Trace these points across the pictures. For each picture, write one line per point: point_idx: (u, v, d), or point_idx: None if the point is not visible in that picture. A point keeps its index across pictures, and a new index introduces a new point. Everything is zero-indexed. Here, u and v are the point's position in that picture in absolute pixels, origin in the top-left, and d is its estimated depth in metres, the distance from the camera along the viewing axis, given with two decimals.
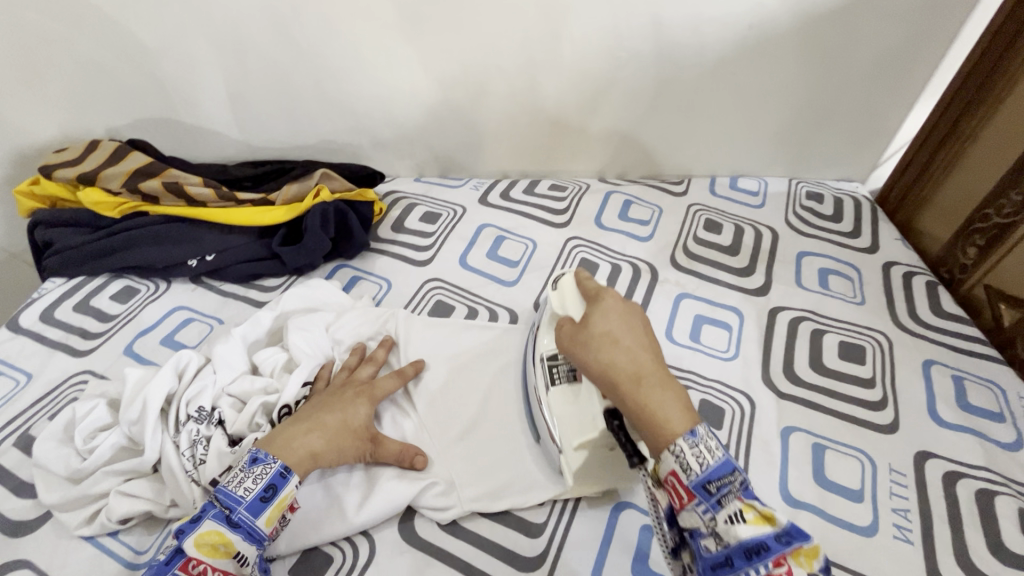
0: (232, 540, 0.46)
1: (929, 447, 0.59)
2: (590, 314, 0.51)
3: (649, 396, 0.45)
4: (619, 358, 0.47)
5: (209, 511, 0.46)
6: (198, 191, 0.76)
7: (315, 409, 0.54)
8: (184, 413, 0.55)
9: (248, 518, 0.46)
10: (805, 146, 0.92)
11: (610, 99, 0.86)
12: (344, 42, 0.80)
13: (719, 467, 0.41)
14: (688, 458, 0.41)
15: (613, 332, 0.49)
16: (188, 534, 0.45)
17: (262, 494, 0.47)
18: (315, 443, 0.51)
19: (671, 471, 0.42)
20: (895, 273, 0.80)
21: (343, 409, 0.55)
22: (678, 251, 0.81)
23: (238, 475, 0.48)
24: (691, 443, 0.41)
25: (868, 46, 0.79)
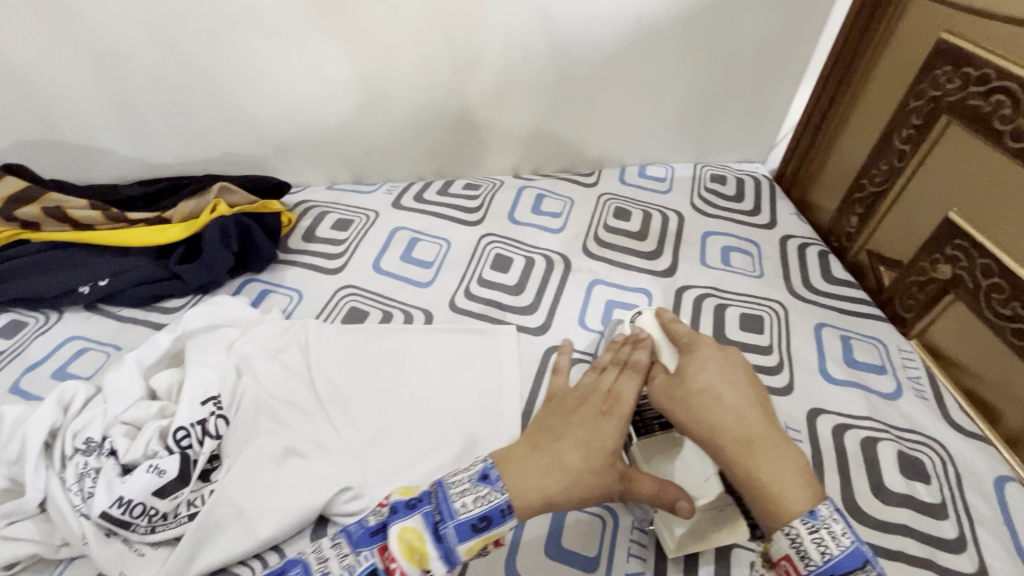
0: (429, 554, 0.41)
1: (820, 403, 0.63)
2: (683, 371, 0.48)
3: (763, 461, 0.41)
4: (716, 415, 0.44)
5: (424, 506, 0.43)
6: (82, 214, 0.73)
7: (549, 431, 0.47)
8: (69, 446, 0.52)
9: (451, 538, 0.41)
10: (705, 131, 0.97)
11: (513, 95, 0.88)
12: (234, 51, 0.78)
13: (846, 559, 0.37)
14: (807, 544, 0.37)
15: (712, 385, 0.45)
16: (399, 519, 0.42)
17: (474, 520, 0.41)
18: (553, 485, 0.43)
19: (784, 555, 0.38)
20: (790, 246, 0.85)
21: (599, 424, 0.47)
22: (589, 240, 0.84)
23: (466, 485, 0.43)
24: (811, 526, 0.38)
25: (747, 33, 0.84)
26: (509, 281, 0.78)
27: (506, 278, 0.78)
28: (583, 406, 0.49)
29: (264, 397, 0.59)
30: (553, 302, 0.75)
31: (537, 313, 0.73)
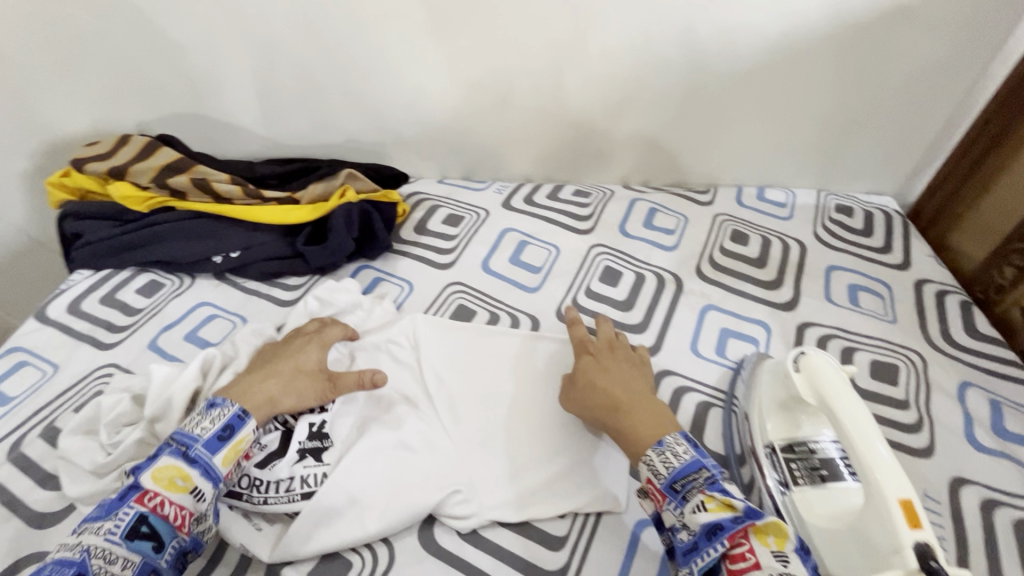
0: (190, 476, 0.46)
1: (964, 473, 0.58)
2: (584, 366, 0.57)
3: (638, 415, 0.50)
4: (602, 383, 0.54)
5: (165, 450, 0.47)
6: (225, 188, 0.77)
7: (278, 361, 0.56)
8: None
9: (204, 455, 0.47)
10: (836, 158, 0.90)
11: (637, 105, 0.85)
12: (373, 42, 0.80)
13: (685, 467, 0.45)
14: (657, 464, 0.46)
15: (606, 365, 0.57)
16: (144, 470, 0.45)
17: (218, 434, 0.49)
18: (586, 411, 0.54)
19: (647, 481, 0.46)
20: (927, 291, 0.78)
21: (297, 355, 0.58)
22: (703, 262, 0.80)
23: (194, 418, 0.49)
24: (658, 453, 0.46)
25: (906, 58, 0.77)
26: (619, 296, 0.75)
27: (616, 292, 0.76)
28: (295, 343, 0.60)
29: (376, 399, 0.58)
30: (664, 322, 0.72)
31: (647, 333, 0.71)
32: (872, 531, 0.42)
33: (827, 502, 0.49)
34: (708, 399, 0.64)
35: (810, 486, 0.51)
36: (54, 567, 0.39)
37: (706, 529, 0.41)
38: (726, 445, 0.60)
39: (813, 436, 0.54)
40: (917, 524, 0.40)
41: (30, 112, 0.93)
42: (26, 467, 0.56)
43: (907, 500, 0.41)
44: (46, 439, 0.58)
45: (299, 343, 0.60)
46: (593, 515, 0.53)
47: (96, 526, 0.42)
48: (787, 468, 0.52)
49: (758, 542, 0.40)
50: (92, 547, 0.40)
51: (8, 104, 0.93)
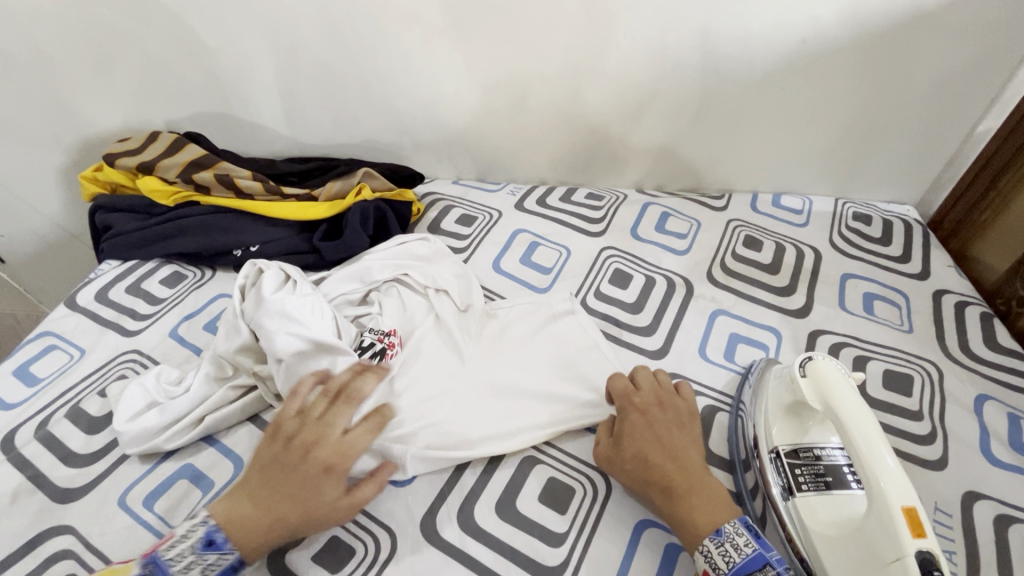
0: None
1: (979, 487, 0.56)
2: (633, 430, 0.55)
3: (693, 496, 0.50)
4: (656, 458, 0.52)
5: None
6: (247, 184, 0.79)
7: (281, 497, 0.49)
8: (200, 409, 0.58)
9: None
10: (855, 166, 0.89)
11: (653, 108, 0.85)
12: (393, 44, 0.82)
13: (748, 562, 0.45)
14: (716, 557, 0.46)
15: (658, 434, 0.54)
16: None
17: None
18: (631, 480, 0.53)
19: (704, 571, 0.47)
20: (946, 302, 0.76)
21: (315, 491, 0.49)
22: (715, 267, 0.80)
23: (188, 558, 0.47)
24: (718, 543, 0.47)
25: (929, 67, 0.76)
26: (628, 298, 0.75)
27: (625, 294, 0.76)
28: (315, 436, 0.52)
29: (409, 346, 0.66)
30: (673, 325, 0.72)
31: (655, 336, 0.71)
32: (875, 538, 0.42)
33: (832, 509, 0.48)
34: (713, 403, 0.63)
35: (814, 492, 0.50)
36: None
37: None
38: (726, 448, 0.59)
39: (819, 443, 0.53)
40: (920, 532, 0.40)
41: (68, 108, 0.98)
42: (50, 445, 0.59)
43: (911, 509, 0.41)
44: (70, 419, 0.61)
45: (333, 440, 0.52)
46: (595, 510, 0.54)
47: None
48: (791, 474, 0.51)
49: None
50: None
51: (47, 102, 0.97)
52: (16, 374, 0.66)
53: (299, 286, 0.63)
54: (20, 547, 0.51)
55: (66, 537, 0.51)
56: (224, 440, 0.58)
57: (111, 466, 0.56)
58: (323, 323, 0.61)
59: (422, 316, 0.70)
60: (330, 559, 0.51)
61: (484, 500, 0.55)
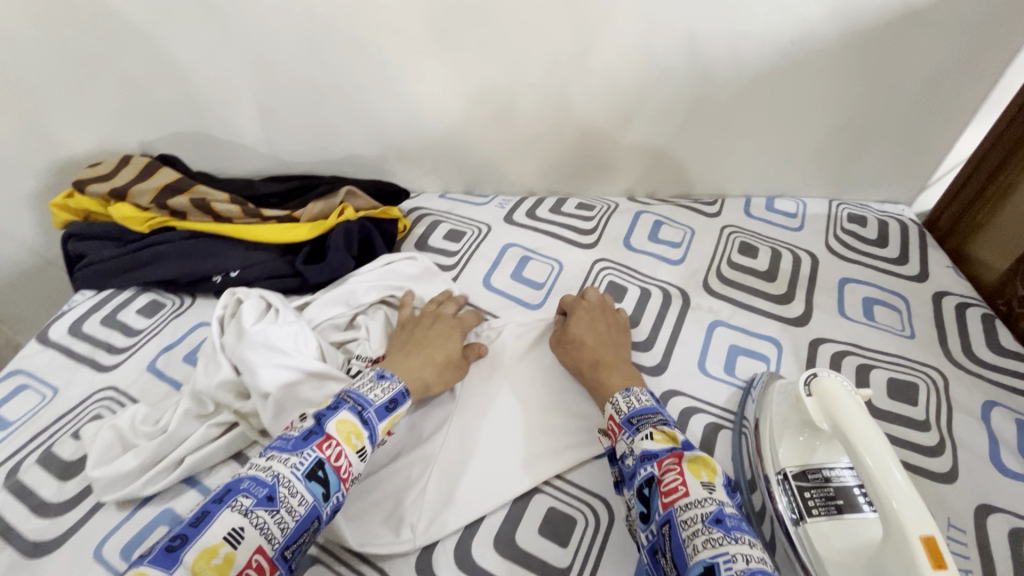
0: (362, 436, 0.50)
1: (991, 500, 0.54)
2: (577, 320, 0.65)
3: (614, 371, 0.60)
4: (591, 340, 0.63)
5: (344, 405, 0.51)
6: (224, 208, 0.77)
7: (417, 341, 0.62)
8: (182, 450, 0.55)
9: (374, 419, 0.51)
10: (848, 167, 0.88)
11: (641, 114, 0.83)
12: (372, 57, 0.79)
13: (643, 408, 0.53)
14: (620, 403, 0.54)
15: (597, 325, 0.65)
16: (329, 419, 0.49)
17: (387, 405, 0.53)
18: (566, 359, 0.63)
19: (610, 416, 0.54)
20: (947, 305, 0.74)
21: (443, 338, 0.64)
22: (711, 276, 0.78)
23: (370, 384, 0.54)
24: (625, 396, 0.55)
25: (919, 64, 0.75)
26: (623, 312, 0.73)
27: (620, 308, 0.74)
28: (441, 321, 0.66)
29: None
30: (670, 339, 0.70)
31: (653, 351, 0.69)
32: (890, 566, 0.40)
33: (845, 534, 0.46)
34: (716, 421, 0.61)
35: (825, 517, 0.48)
36: (252, 483, 0.43)
37: (649, 452, 0.48)
38: (733, 471, 0.57)
39: (828, 463, 0.51)
40: (940, 563, 0.37)
41: (37, 132, 0.94)
42: (22, 493, 0.56)
43: (930, 538, 0.38)
44: (42, 464, 0.58)
45: (442, 333, 0.64)
46: (597, 543, 0.51)
47: (281, 456, 0.46)
48: (800, 497, 0.49)
49: (690, 472, 0.46)
50: (281, 476, 0.44)
51: (16, 125, 0.94)
52: None
53: (281, 313, 0.61)
54: None
55: None
56: (205, 482, 0.55)
57: (87, 514, 0.53)
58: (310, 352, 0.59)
59: None
60: None
61: (481, 535, 0.53)
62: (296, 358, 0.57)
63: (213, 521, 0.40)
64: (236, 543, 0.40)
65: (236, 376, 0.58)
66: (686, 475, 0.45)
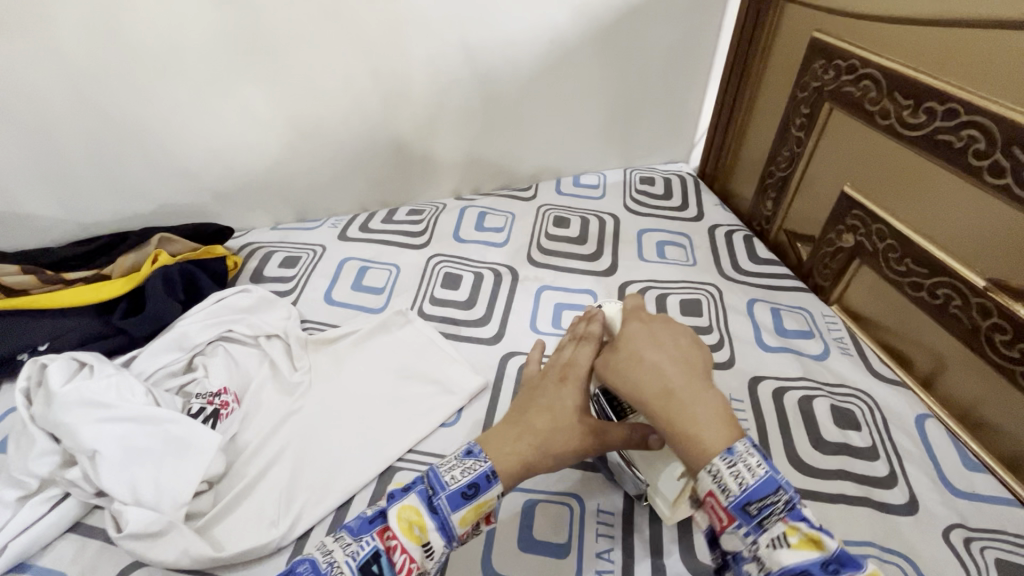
0: (428, 526, 0.43)
1: (759, 371, 0.68)
2: (632, 335, 0.47)
3: (670, 413, 0.41)
4: (653, 361, 0.44)
5: (416, 485, 0.45)
6: (14, 280, 0.72)
7: (520, 416, 0.49)
8: (3, 538, 0.51)
9: (445, 508, 0.43)
10: (629, 138, 1.04)
11: (445, 121, 0.92)
12: (161, 102, 0.79)
13: (761, 485, 0.37)
14: (726, 478, 0.37)
15: (659, 335, 0.47)
16: (395, 502, 0.44)
17: (464, 490, 0.44)
18: (624, 386, 0.45)
19: (710, 493, 0.38)
20: (718, 234, 0.91)
21: (552, 405, 0.49)
22: (533, 250, 0.88)
23: (452, 462, 0.45)
24: (730, 462, 0.38)
25: (653, 46, 0.91)
26: (460, 297, 0.80)
27: (457, 294, 0.81)
28: (551, 375, 0.52)
29: (251, 404, 0.65)
30: (505, 310, 0.78)
31: (490, 324, 0.76)
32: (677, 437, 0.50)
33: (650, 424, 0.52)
34: None
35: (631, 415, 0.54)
36: (309, 568, 0.40)
37: (793, 569, 0.35)
38: None
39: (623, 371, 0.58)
40: None
41: None
42: None
43: None
44: None
45: (552, 388, 0.51)
46: None
47: (346, 540, 0.42)
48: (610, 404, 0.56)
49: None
50: (336, 564, 0.41)
51: None
52: None
53: (98, 367, 0.59)
54: None
55: None
56: (38, 563, 0.51)
57: None
58: (138, 398, 0.58)
59: (255, 365, 0.70)
60: None
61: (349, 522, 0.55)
62: (120, 409, 0.55)
63: None
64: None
65: (60, 444, 0.55)
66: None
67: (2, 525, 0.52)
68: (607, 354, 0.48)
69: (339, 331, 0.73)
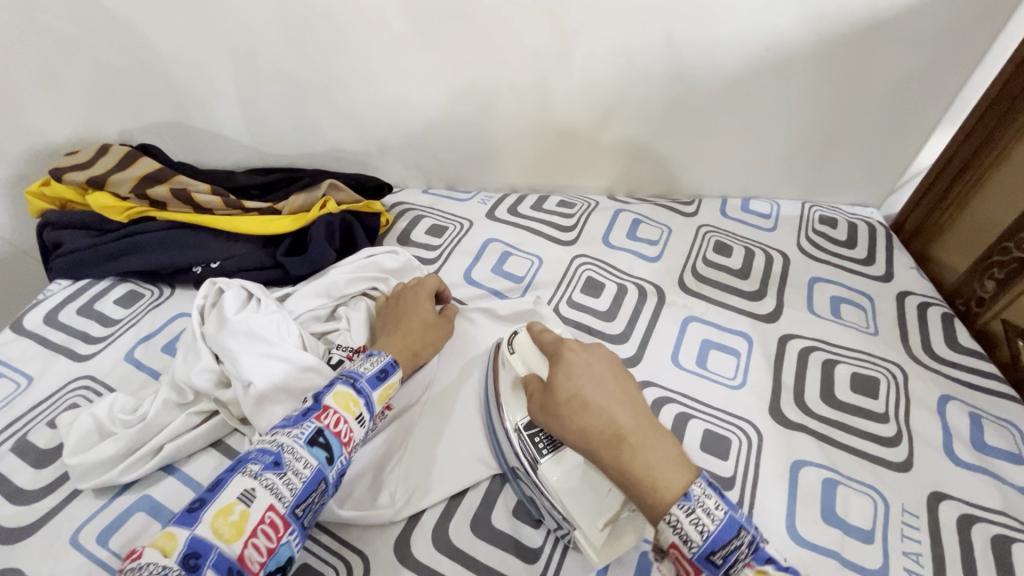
0: (358, 402, 0.52)
1: (944, 487, 0.57)
2: (563, 379, 0.50)
3: (623, 469, 0.44)
4: (596, 403, 0.48)
5: (338, 380, 0.53)
6: (205, 199, 0.76)
7: (401, 323, 0.65)
8: (161, 441, 0.55)
9: (367, 389, 0.53)
10: (819, 171, 0.91)
11: (621, 116, 0.85)
12: (354, 53, 0.80)
13: (721, 531, 0.40)
14: (687, 527, 0.40)
15: (594, 378, 0.50)
16: (325, 393, 0.51)
17: (378, 375, 0.55)
18: (568, 432, 0.48)
19: (672, 544, 0.41)
20: (909, 303, 0.77)
21: (416, 311, 0.66)
22: (686, 273, 0.80)
23: (359, 361, 0.56)
24: (687, 509, 0.41)
25: (886, 73, 0.78)
26: (600, 307, 0.75)
27: (597, 302, 0.76)
28: (410, 290, 0.69)
29: None
30: (645, 333, 0.72)
31: (627, 344, 0.71)
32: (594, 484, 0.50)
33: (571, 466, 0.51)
34: (686, 410, 0.64)
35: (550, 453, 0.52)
36: (258, 454, 0.45)
37: None
38: (704, 460, 0.59)
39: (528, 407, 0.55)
40: None
41: (12, 118, 0.93)
42: None
43: None
44: (18, 453, 0.57)
45: (403, 301, 0.68)
46: None
47: (285, 431, 0.47)
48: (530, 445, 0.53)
49: None
50: (287, 447, 0.46)
51: None
52: None
53: (263, 301, 0.62)
54: None
55: None
56: (183, 469, 0.56)
57: (63, 501, 0.54)
58: (292, 339, 0.60)
59: None
60: None
61: (459, 517, 0.54)
62: (277, 346, 0.57)
63: (226, 485, 0.42)
64: (249, 502, 0.42)
65: (218, 364, 0.58)
66: None
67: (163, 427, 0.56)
68: (546, 404, 0.50)
69: (476, 313, 0.71)
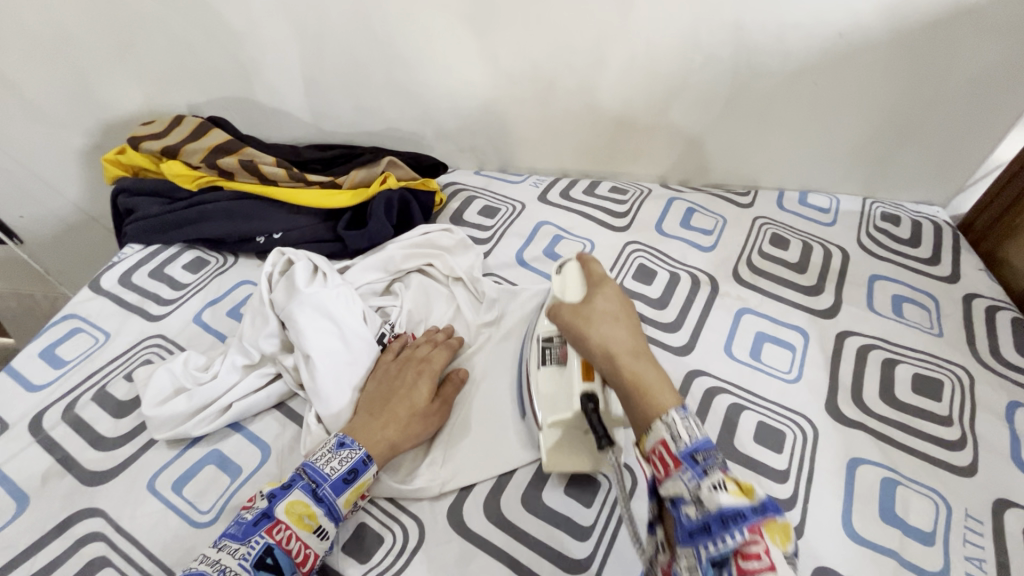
0: (316, 514, 0.49)
1: (1010, 495, 0.55)
2: (595, 294, 0.56)
3: (633, 371, 0.50)
4: (622, 317, 0.54)
5: (298, 482, 0.50)
6: (271, 170, 0.78)
7: (382, 406, 0.56)
8: (230, 399, 0.58)
9: (330, 495, 0.50)
10: (887, 165, 0.87)
11: (681, 101, 0.84)
12: (418, 32, 0.81)
13: (703, 441, 0.43)
14: (678, 428, 0.44)
15: (627, 309, 0.56)
16: (279, 501, 0.49)
17: (345, 476, 0.51)
18: (592, 335, 0.53)
19: (660, 440, 0.44)
20: (977, 306, 0.74)
21: (407, 395, 0.57)
22: (741, 265, 0.79)
23: (328, 455, 0.52)
24: (681, 417, 0.45)
25: (966, 66, 0.74)
26: (652, 294, 0.75)
27: (649, 290, 0.75)
28: (409, 366, 0.60)
29: None
30: (697, 322, 0.71)
31: (678, 332, 0.70)
32: (562, 393, 0.54)
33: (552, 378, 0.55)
34: (738, 401, 0.63)
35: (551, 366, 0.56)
36: None
37: (728, 511, 0.38)
38: (757, 452, 0.59)
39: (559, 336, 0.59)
40: (589, 377, 0.53)
41: (89, 89, 0.97)
42: (79, 429, 0.59)
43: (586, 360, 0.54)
44: (98, 403, 0.61)
45: (391, 375, 0.59)
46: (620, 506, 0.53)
47: (232, 546, 0.46)
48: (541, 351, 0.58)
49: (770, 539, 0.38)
50: (228, 569, 0.44)
51: (66, 81, 0.97)
52: (42, 356, 0.66)
53: (329, 277, 0.64)
54: (49, 531, 0.51)
55: (96, 520, 0.52)
56: (249, 427, 0.59)
57: (140, 450, 0.57)
58: (355, 315, 0.62)
59: (442, 306, 0.71)
60: (359, 550, 0.51)
61: (509, 493, 0.54)
62: (339, 321, 0.60)
63: None
64: None
65: (282, 331, 0.61)
66: (767, 543, 0.37)
67: (231, 386, 0.59)
68: (576, 307, 0.55)
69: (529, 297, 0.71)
